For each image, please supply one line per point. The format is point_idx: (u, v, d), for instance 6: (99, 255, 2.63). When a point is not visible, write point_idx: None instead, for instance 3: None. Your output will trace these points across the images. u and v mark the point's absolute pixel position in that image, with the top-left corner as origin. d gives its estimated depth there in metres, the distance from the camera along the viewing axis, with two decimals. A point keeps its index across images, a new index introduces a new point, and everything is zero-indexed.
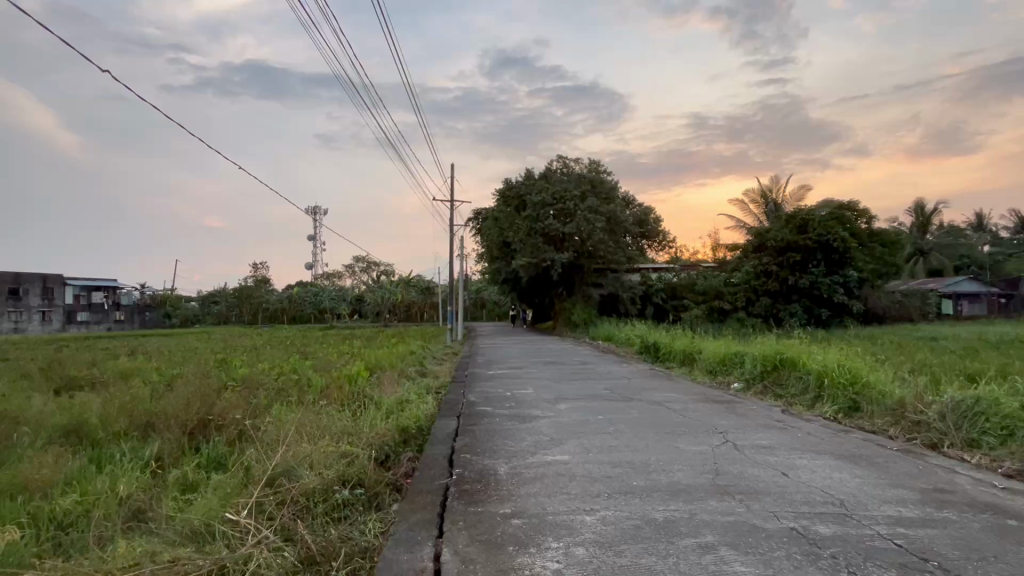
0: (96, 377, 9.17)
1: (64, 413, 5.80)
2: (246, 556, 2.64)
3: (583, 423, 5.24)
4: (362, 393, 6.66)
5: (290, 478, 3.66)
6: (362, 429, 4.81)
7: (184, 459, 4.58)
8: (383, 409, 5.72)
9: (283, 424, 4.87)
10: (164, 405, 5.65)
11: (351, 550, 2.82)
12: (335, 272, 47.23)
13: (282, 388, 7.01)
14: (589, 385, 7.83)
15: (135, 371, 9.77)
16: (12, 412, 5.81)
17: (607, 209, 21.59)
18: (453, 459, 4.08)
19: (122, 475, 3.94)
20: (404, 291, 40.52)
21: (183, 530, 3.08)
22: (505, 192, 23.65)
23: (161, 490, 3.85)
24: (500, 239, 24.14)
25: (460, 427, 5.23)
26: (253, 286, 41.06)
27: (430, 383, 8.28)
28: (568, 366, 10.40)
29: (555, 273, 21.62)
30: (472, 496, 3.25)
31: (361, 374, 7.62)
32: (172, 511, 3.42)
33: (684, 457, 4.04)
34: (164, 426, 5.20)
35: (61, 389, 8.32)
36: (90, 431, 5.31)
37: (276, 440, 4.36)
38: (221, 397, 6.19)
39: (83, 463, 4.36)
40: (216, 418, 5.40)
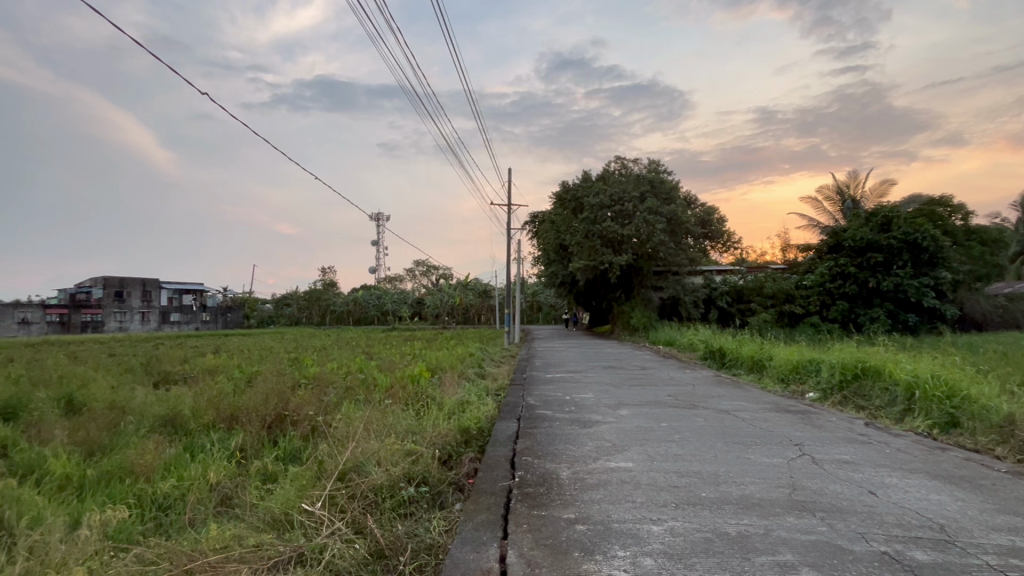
0: (187, 372, 10.08)
1: (161, 404, 6.39)
2: (322, 546, 2.79)
3: (646, 430, 5.11)
4: (424, 393, 6.84)
5: (360, 473, 3.82)
6: (425, 429, 4.93)
7: (264, 451, 4.89)
8: (445, 410, 5.84)
9: (352, 420, 5.10)
10: (246, 400, 6.09)
11: (417, 546, 2.90)
12: (397, 275, 48.97)
13: (350, 387, 7.34)
14: (651, 391, 7.62)
15: (220, 367, 10.60)
16: (119, 403, 6.47)
17: (667, 210, 20.96)
18: (515, 462, 4.11)
19: (211, 463, 4.28)
20: (463, 294, 41.22)
21: (264, 518, 3.29)
22: (561, 195, 23.55)
23: (245, 479, 4.14)
24: (557, 242, 24.06)
25: (519, 429, 5.24)
26: (323, 289, 43.62)
27: (489, 384, 8.39)
28: (627, 371, 10.19)
29: (613, 275, 21.26)
30: (535, 500, 3.25)
31: (424, 374, 7.85)
32: (254, 499, 3.66)
33: (757, 469, 3.82)
34: (246, 420, 5.59)
35: (159, 382, 9.18)
36: (183, 421, 5.82)
37: (347, 436, 4.56)
38: (296, 394, 6.56)
39: (179, 450, 4.78)
40: (292, 413, 5.73)
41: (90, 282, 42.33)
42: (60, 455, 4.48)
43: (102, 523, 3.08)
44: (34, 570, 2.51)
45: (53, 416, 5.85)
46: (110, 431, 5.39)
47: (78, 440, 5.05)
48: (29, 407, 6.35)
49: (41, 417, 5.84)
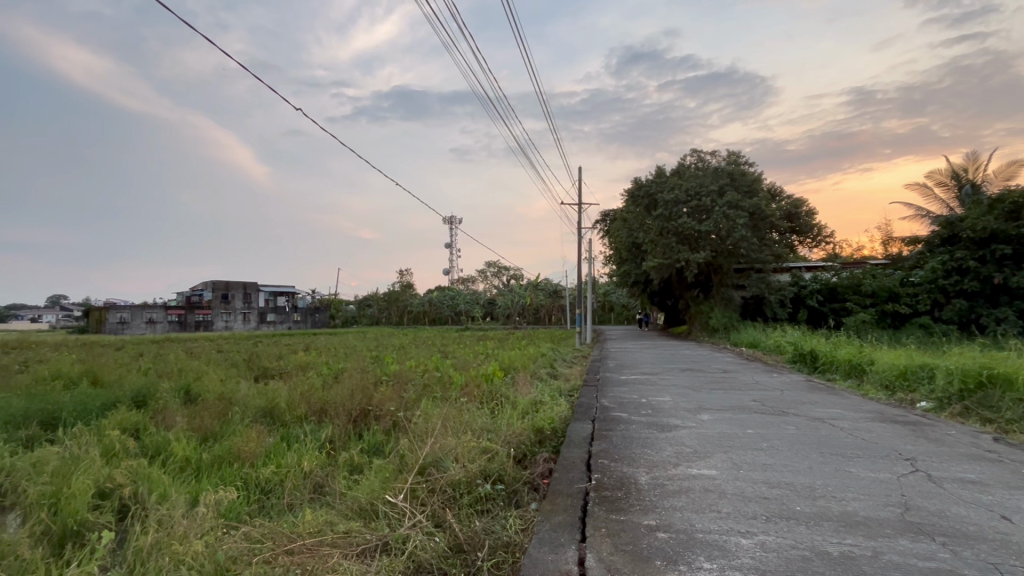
0: (283, 367, 10.98)
1: (262, 396, 7.00)
2: (405, 536, 2.90)
3: (731, 437, 4.82)
4: (498, 392, 6.93)
5: (438, 468, 3.94)
6: (500, 428, 5.00)
7: (351, 443, 5.18)
8: (519, 409, 5.89)
9: (430, 417, 5.27)
10: (335, 395, 6.52)
11: (494, 543, 2.92)
12: (469, 276, 50.16)
13: (428, 384, 7.60)
14: (733, 396, 7.20)
15: (311, 363, 11.43)
16: (226, 395, 7.17)
17: (749, 204, 19.73)
18: (590, 464, 4.03)
19: (305, 453, 4.61)
20: (534, 295, 41.34)
21: (352, 507, 3.49)
22: (633, 191, 22.94)
23: (334, 469, 4.41)
24: (629, 240, 23.46)
25: (595, 432, 5.14)
26: (401, 290, 45.82)
27: (562, 385, 8.33)
28: (707, 374, 9.69)
29: (690, 274, 20.35)
30: (613, 504, 3.17)
31: (498, 373, 7.96)
32: (343, 488, 3.90)
33: (861, 485, 3.48)
34: (335, 414, 5.99)
35: (260, 377, 10.08)
36: (280, 413, 6.32)
37: (426, 431, 4.73)
38: (379, 390, 6.92)
39: (277, 439, 5.21)
40: (375, 409, 6.03)
41: (201, 285, 47.36)
42: (180, 440, 5.04)
43: (216, 502, 3.42)
44: (162, 541, 2.84)
45: (174, 404, 6.60)
46: (219, 420, 5.98)
47: (195, 426, 5.68)
48: (156, 396, 7.22)
49: (165, 405, 6.62)
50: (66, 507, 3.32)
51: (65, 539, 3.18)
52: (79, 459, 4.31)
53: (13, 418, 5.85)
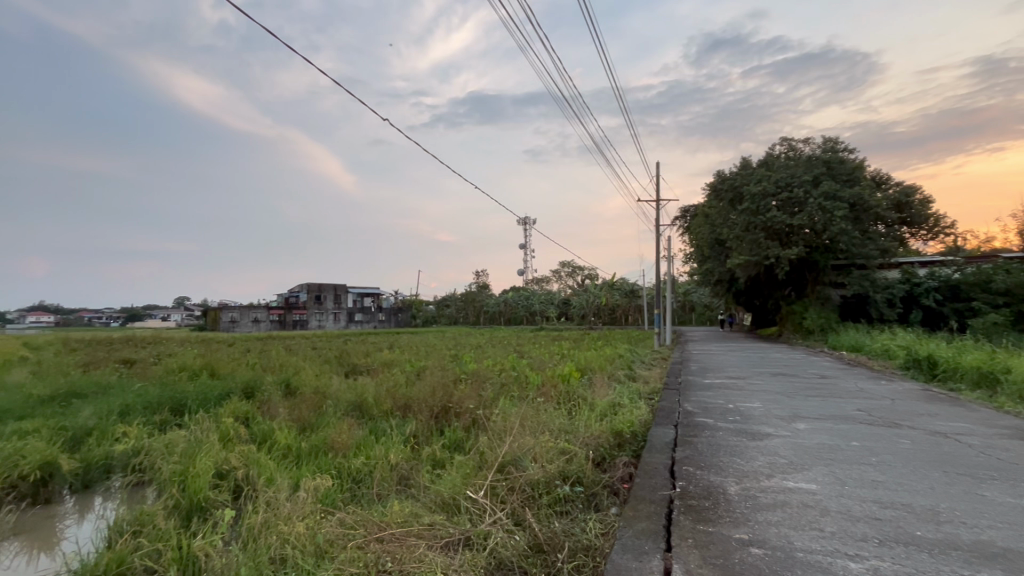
0: (370, 364, 11.63)
1: (352, 391, 7.49)
2: (486, 533, 2.96)
3: (832, 449, 4.41)
4: (575, 393, 6.85)
5: (517, 467, 3.99)
6: (578, 429, 4.95)
7: (433, 439, 5.38)
8: (597, 411, 5.80)
9: (508, 416, 5.34)
10: (417, 392, 6.81)
11: (575, 546, 2.89)
12: (543, 276, 50.21)
13: (505, 383, 7.71)
14: (835, 404, 6.58)
15: (395, 361, 12.03)
16: (321, 389, 7.76)
17: (850, 194, 17.98)
18: (674, 471, 3.87)
19: (392, 446, 4.86)
20: (609, 295, 40.50)
21: (436, 500, 3.62)
22: (716, 186, 21.78)
23: (418, 462, 4.60)
24: (712, 236, 22.28)
25: (678, 437, 4.93)
26: (477, 291, 47.17)
27: (641, 387, 8.07)
28: (802, 379, 8.93)
29: (781, 272, 18.91)
30: (700, 514, 3.02)
31: (574, 373, 7.89)
32: (427, 481, 4.06)
33: (998, 511, 3.03)
34: (418, 410, 6.26)
35: (349, 372, 10.77)
36: (368, 407, 6.71)
37: (504, 430, 4.80)
38: (459, 388, 7.12)
39: (366, 432, 5.53)
40: (455, 406, 6.22)
41: (298, 287, 51.57)
42: (282, 429, 5.52)
43: (314, 488, 3.70)
44: (270, 520, 3.13)
45: (277, 396, 7.24)
46: (315, 412, 6.47)
47: (295, 417, 6.20)
48: (261, 388, 7.96)
49: (269, 397, 7.28)
50: (192, 484, 3.76)
51: (191, 512, 3.60)
52: (202, 442, 4.86)
53: (150, 404, 6.73)
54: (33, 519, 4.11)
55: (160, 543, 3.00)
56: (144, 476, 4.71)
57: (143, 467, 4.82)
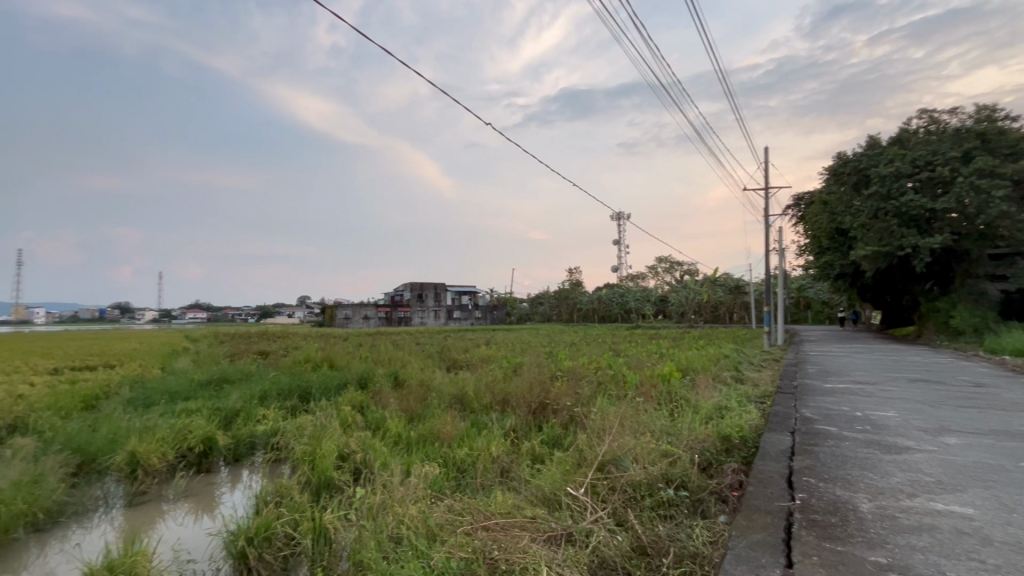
0: (469, 359, 12.09)
1: (454, 384, 7.85)
2: (589, 531, 2.95)
3: (993, 469, 3.77)
4: (677, 394, 6.56)
5: (618, 466, 3.93)
6: (680, 431, 4.74)
7: (532, 434, 5.47)
8: (701, 413, 5.50)
9: (608, 414, 5.26)
10: (515, 388, 6.97)
11: (681, 551, 2.78)
12: (639, 273, 48.57)
13: (601, 382, 7.60)
14: (997, 418, 5.61)
15: (493, 357, 12.37)
16: (426, 382, 8.23)
17: (1013, 169, 15.19)
18: (793, 481, 3.56)
19: (493, 439, 5.03)
20: (711, 291, 38.11)
21: (537, 495, 3.69)
22: (836, 169, 19.57)
23: (518, 456, 4.71)
24: (832, 226, 20.07)
25: (796, 445, 4.52)
26: (571, 289, 47.01)
27: (750, 390, 7.51)
28: (950, 388, 7.74)
29: (920, 264, 16.52)
30: (826, 530, 2.76)
31: (675, 373, 7.56)
32: (528, 475, 4.15)
33: None
34: (516, 405, 6.41)
35: (451, 367, 11.27)
36: (469, 400, 6.99)
37: (603, 429, 4.74)
38: (555, 385, 7.15)
39: (468, 424, 5.77)
40: (553, 403, 6.25)
41: (402, 286, 55.04)
42: (393, 418, 5.94)
43: (424, 475, 3.94)
44: (387, 501, 3.39)
45: (388, 387, 7.81)
46: (421, 403, 6.89)
47: (403, 408, 6.64)
48: (374, 379, 8.63)
49: (380, 388, 7.87)
50: (321, 463, 4.20)
51: (321, 488, 4.03)
52: (326, 427, 5.40)
53: (283, 391, 7.61)
54: (198, 484, 4.86)
55: (297, 514, 3.40)
56: (281, 453, 5.36)
57: (280, 446, 5.48)
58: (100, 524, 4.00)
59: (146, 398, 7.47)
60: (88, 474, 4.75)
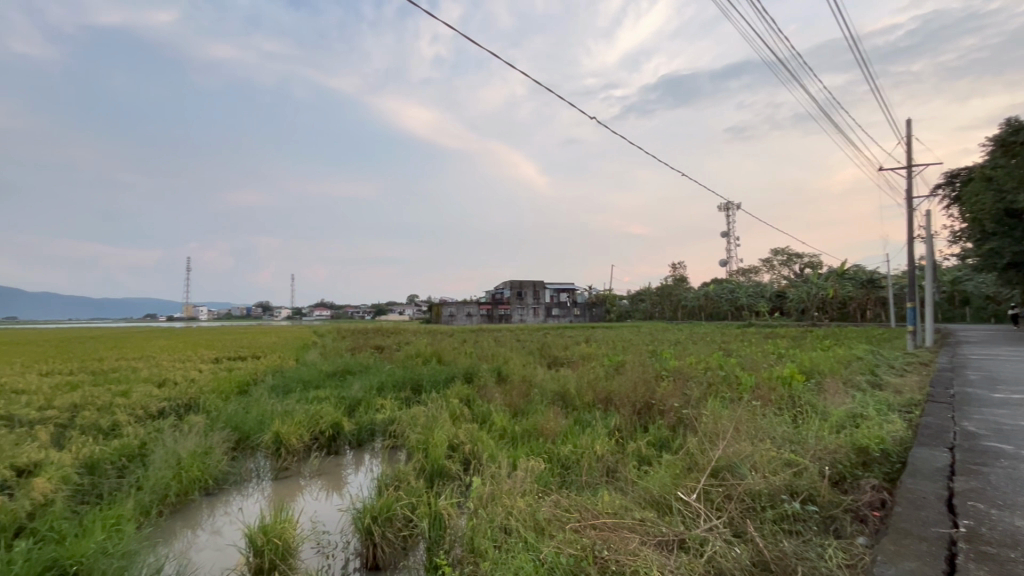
0: (570, 356, 12.08)
1: (555, 381, 7.89)
2: (703, 539, 2.79)
3: None
4: (800, 399, 5.96)
5: (734, 473, 3.68)
6: (806, 439, 4.29)
7: (637, 434, 5.32)
8: (831, 421, 4.94)
9: (721, 417, 4.93)
10: (618, 386, 6.83)
11: (811, 571, 2.52)
12: (752, 267, 44.94)
13: (712, 382, 7.17)
14: None
15: (593, 354, 12.22)
16: (528, 377, 8.37)
17: None
18: (953, 505, 3.06)
19: (597, 437, 4.96)
20: (839, 286, 33.46)
21: (645, 496, 3.58)
22: (1004, 139, 16.44)
23: (623, 456, 4.60)
24: (998, 206, 16.91)
25: (956, 463, 3.88)
26: (675, 285, 44.90)
27: (891, 397, 6.59)
28: None
29: None
30: (1001, 566, 2.34)
31: (797, 375, 6.89)
32: (635, 476, 4.03)
33: None
34: (620, 404, 6.27)
35: (552, 364, 11.33)
36: (571, 398, 6.97)
37: (716, 433, 4.46)
38: (661, 385, 6.87)
39: (571, 422, 5.76)
40: (659, 404, 6.01)
41: (502, 284, 56.49)
42: (498, 412, 6.12)
43: (530, 469, 4.01)
44: (496, 493, 3.49)
45: (491, 382, 8.07)
46: (524, 399, 7.01)
47: (507, 402, 6.82)
48: (478, 373, 8.97)
49: (485, 382, 8.15)
50: (433, 452, 4.46)
51: (434, 475, 4.28)
52: (437, 418, 5.73)
53: (398, 383, 8.21)
54: (330, 464, 5.42)
55: (414, 498, 3.64)
56: (398, 441, 5.79)
57: (396, 433, 5.92)
58: (254, 493, 4.63)
59: (286, 386, 8.50)
60: (244, 449, 5.52)
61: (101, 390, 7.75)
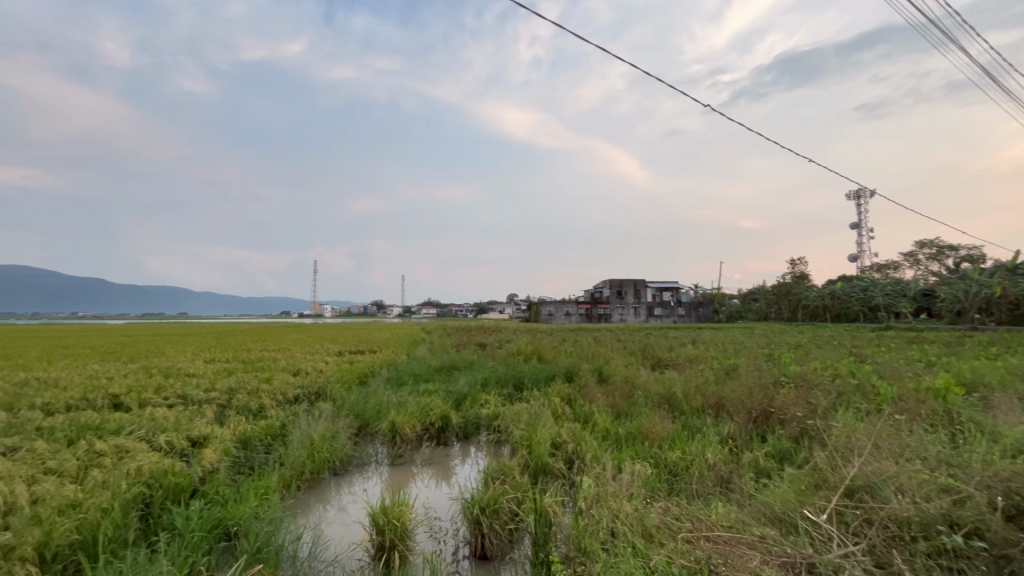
0: (675, 358, 11.55)
1: (660, 383, 7.58)
2: (837, 564, 2.50)
3: None
4: (960, 415, 5.09)
5: (874, 495, 3.26)
6: (969, 462, 3.65)
7: (754, 444, 4.92)
8: (1003, 444, 4.15)
9: (856, 430, 4.38)
10: (731, 391, 6.38)
11: None
12: (890, 262, 39.37)
13: (842, 391, 6.41)
14: None
15: (701, 357, 11.56)
16: (631, 379, 8.15)
17: None
18: None
19: (708, 445, 4.67)
20: (1009, 283, 27.63)
21: (765, 512, 3.30)
22: None
23: (739, 467, 4.29)
24: None
25: None
26: (794, 283, 40.89)
27: None
28: None
29: None
30: None
31: (955, 387, 5.90)
32: (754, 490, 3.73)
33: None
34: (734, 411, 5.85)
35: (656, 366, 10.93)
36: (677, 402, 6.64)
37: (850, 447, 3.98)
38: (781, 392, 6.29)
39: (678, 426, 5.49)
40: (779, 412, 5.52)
41: (601, 283, 55.67)
42: (600, 413, 6.03)
43: (637, 473, 3.90)
44: (600, 494, 3.43)
45: (593, 382, 7.97)
46: (627, 401, 6.83)
47: (609, 404, 6.68)
48: (579, 372, 8.92)
49: (586, 382, 8.07)
50: (537, 450, 4.51)
51: (538, 472, 4.33)
52: (540, 415, 5.79)
53: (500, 379, 8.44)
54: (439, 454, 5.73)
55: (520, 493, 3.71)
56: (502, 436, 5.94)
57: (500, 429, 6.09)
58: (374, 476, 5.04)
59: (400, 378, 9.16)
60: (365, 435, 6.03)
61: (251, 377, 8.97)
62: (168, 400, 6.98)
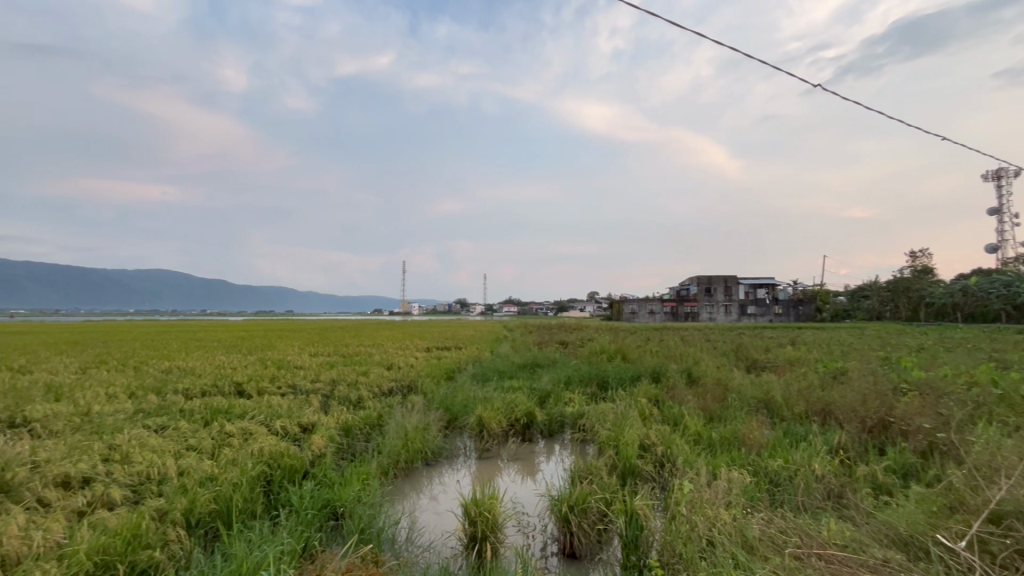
0: (772, 360, 10.74)
1: (756, 386, 7.09)
2: None
3: None
4: None
5: None
6: None
7: (870, 456, 4.45)
8: None
9: (1001, 447, 3.80)
10: (840, 397, 5.81)
11: None
12: None
13: (980, 401, 5.60)
14: None
15: (802, 359, 10.66)
16: (723, 381, 7.71)
17: None
18: None
19: (816, 454, 4.29)
20: None
21: (887, 532, 2.96)
22: None
23: (853, 480, 3.89)
24: None
25: None
26: (915, 278, 36.32)
27: None
28: None
29: None
30: None
31: None
32: (872, 507, 3.37)
33: None
34: (845, 420, 5.32)
35: (750, 368, 10.24)
36: (776, 407, 6.17)
37: (994, 466, 3.46)
38: (902, 400, 5.62)
39: (779, 433, 5.10)
40: (900, 423, 4.93)
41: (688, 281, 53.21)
42: (690, 415, 5.76)
43: (735, 480, 3.68)
44: (694, 500, 3.29)
45: (681, 383, 7.64)
46: (719, 403, 6.47)
47: (700, 406, 6.36)
48: (667, 373, 8.58)
49: (674, 383, 7.76)
50: (625, 451, 4.41)
51: (627, 473, 4.24)
52: (626, 416, 5.66)
53: (584, 378, 8.36)
54: (525, 450, 5.80)
55: (609, 494, 3.65)
56: (587, 435, 5.88)
57: (585, 427, 6.04)
58: (463, 468, 5.22)
59: (484, 375, 9.39)
60: (454, 429, 6.25)
61: (350, 369, 9.69)
62: (280, 389, 7.74)
